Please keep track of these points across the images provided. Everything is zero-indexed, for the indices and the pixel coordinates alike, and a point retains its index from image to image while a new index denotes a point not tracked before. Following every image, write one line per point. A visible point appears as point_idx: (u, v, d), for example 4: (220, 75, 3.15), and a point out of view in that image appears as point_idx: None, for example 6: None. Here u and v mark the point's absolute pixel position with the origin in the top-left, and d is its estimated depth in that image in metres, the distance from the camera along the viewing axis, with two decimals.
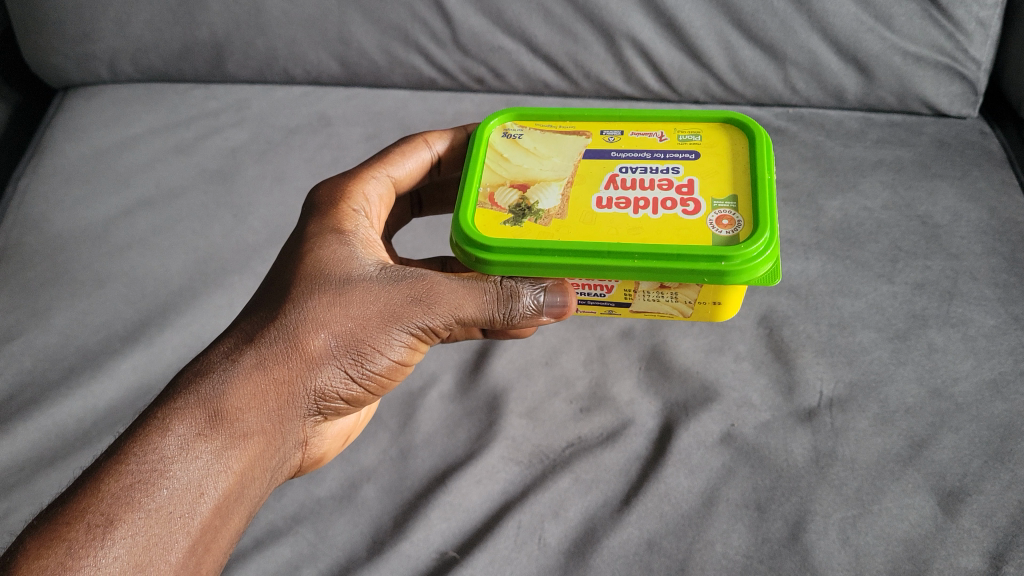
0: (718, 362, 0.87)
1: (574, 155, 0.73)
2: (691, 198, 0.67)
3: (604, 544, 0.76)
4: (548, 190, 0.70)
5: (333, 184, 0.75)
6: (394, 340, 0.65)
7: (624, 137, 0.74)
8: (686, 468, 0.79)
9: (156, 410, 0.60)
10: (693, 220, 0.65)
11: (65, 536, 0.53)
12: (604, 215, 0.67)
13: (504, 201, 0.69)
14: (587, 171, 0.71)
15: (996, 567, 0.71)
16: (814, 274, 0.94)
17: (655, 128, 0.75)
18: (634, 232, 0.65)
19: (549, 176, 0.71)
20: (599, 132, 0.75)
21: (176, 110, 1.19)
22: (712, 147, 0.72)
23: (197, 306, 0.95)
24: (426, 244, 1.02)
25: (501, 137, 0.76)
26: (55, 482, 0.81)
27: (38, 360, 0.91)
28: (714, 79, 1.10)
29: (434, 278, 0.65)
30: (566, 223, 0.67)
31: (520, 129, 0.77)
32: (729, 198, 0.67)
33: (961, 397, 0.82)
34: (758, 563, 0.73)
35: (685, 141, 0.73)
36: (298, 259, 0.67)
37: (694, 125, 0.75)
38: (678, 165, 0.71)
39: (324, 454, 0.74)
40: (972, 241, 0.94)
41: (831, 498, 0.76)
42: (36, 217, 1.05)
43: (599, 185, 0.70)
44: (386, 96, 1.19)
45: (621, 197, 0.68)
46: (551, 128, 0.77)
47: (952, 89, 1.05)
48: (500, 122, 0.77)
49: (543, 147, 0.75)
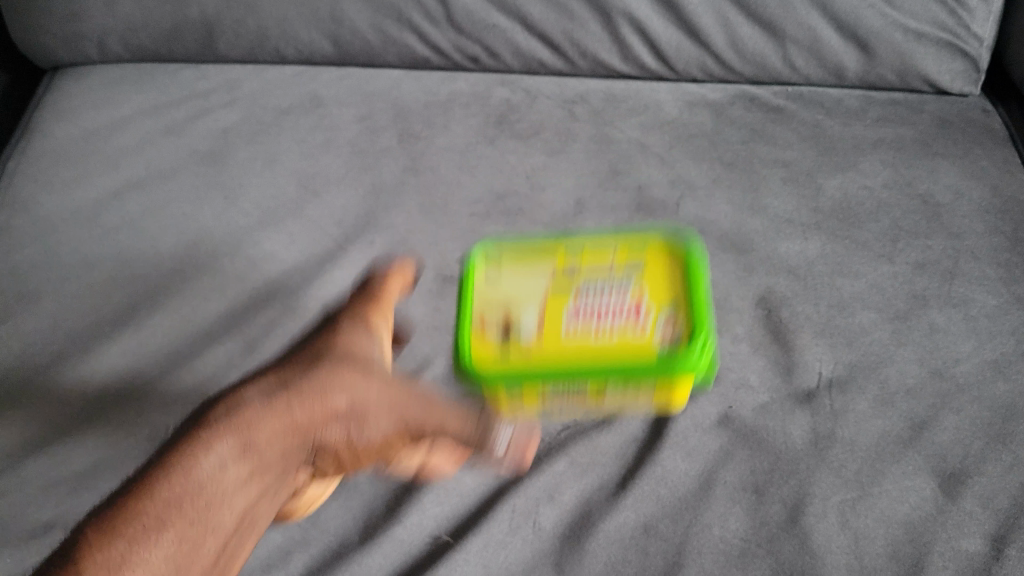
0: (716, 343, 0.86)
1: (545, 284, 0.80)
2: (642, 308, 0.76)
3: (600, 527, 0.74)
4: (528, 313, 0.77)
5: (340, 308, 0.75)
6: (387, 437, 0.65)
7: (585, 266, 0.81)
8: (684, 451, 0.78)
9: (197, 429, 0.58)
10: (643, 331, 0.74)
11: (121, 536, 0.51)
12: (575, 331, 0.74)
13: (489, 322, 0.77)
14: (562, 298, 0.77)
15: (998, 550, 0.70)
16: (813, 255, 0.92)
17: (609, 255, 0.82)
18: (597, 334, 0.73)
19: (529, 294, 0.79)
20: (564, 257, 0.82)
21: (166, 91, 1.17)
22: (657, 272, 0.80)
23: (188, 289, 0.94)
24: (417, 226, 0.99)
25: (484, 274, 0.82)
26: (44, 468, 0.80)
27: (27, 344, 0.89)
28: (712, 56, 1.08)
29: (430, 402, 0.67)
30: (543, 347, 0.73)
31: (498, 267, 0.82)
32: (674, 301, 0.77)
33: (962, 378, 0.81)
34: (757, 546, 0.72)
35: (634, 262, 0.81)
36: (322, 341, 0.67)
37: (641, 245, 0.82)
38: (631, 278, 0.79)
39: (292, 511, 0.73)
40: (973, 220, 0.93)
41: (831, 481, 0.75)
42: (26, 198, 1.03)
43: (569, 305, 0.77)
44: (380, 76, 1.17)
45: (588, 311, 0.76)
46: (523, 261, 0.83)
47: (954, 66, 1.04)
48: (482, 258, 0.83)
49: (520, 278, 0.81)
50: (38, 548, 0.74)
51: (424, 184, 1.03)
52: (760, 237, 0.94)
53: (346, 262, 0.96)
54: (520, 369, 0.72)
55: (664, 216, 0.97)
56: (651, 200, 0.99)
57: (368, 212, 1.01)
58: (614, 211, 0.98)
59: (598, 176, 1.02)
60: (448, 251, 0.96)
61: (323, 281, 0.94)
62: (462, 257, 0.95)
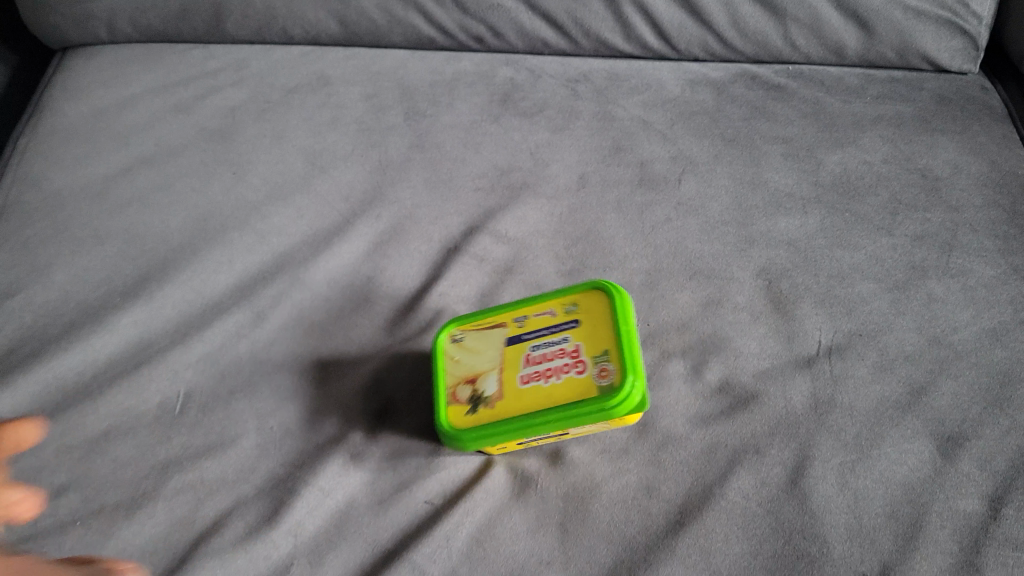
0: (717, 313, 0.87)
1: (500, 349, 0.79)
2: (580, 358, 0.75)
3: (605, 489, 0.75)
4: (489, 380, 0.76)
5: None
6: None
7: (530, 324, 0.80)
8: (685, 417, 0.80)
9: None
10: (585, 381, 0.73)
11: None
12: (531, 390, 0.74)
13: (459, 396, 0.76)
14: (510, 355, 0.78)
15: (995, 510, 0.71)
16: (813, 228, 0.94)
17: (548, 305, 0.81)
18: (550, 395, 0.73)
19: (488, 365, 0.78)
20: (516, 325, 0.81)
21: (175, 71, 1.19)
22: (591, 315, 0.78)
23: (197, 262, 0.95)
24: (424, 201, 1.01)
25: (450, 344, 0.81)
26: (58, 433, 0.81)
27: (39, 315, 0.91)
28: (714, 35, 1.10)
29: None
30: (504, 404, 0.74)
31: (462, 336, 0.81)
32: (605, 353, 0.74)
33: (961, 345, 0.82)
34: (759, 506, 0.73)
35: (567, 312, 0.80)
36: None
37: (572, 295, 0.81)
38: (567, 333, 0.77)
39: None
40: (972, 193, 0.94)
41: (831, 444, 0.76)
42: (37, 175, 1.05)
43: (519, 363, 0.76)
44: (386, 56, 1.19)
45: (537, 370, 0.75)
46: (482, 328, 0.82)
47: (953, 44, 1.05)
48: (448, 332, 0.82)
49: (479, 347, 0.80)
50: (53, 511, 0.76)
51: (429, 161, 1.05)
52: (760, 211, 0.96)
53: (353, 236, 0.97)
54: (490, 433, 0.72)
55: (665, 191, 0.99)
56: (653, 176, 1.01)
57: (374, 187, 1.02)
58: (616, 185, 1.00)
59: (600, 152, 1.04)
60: (453, 224, 0.98)
61: (331, 254, 0.95)
62: (467, 231, 0.97)
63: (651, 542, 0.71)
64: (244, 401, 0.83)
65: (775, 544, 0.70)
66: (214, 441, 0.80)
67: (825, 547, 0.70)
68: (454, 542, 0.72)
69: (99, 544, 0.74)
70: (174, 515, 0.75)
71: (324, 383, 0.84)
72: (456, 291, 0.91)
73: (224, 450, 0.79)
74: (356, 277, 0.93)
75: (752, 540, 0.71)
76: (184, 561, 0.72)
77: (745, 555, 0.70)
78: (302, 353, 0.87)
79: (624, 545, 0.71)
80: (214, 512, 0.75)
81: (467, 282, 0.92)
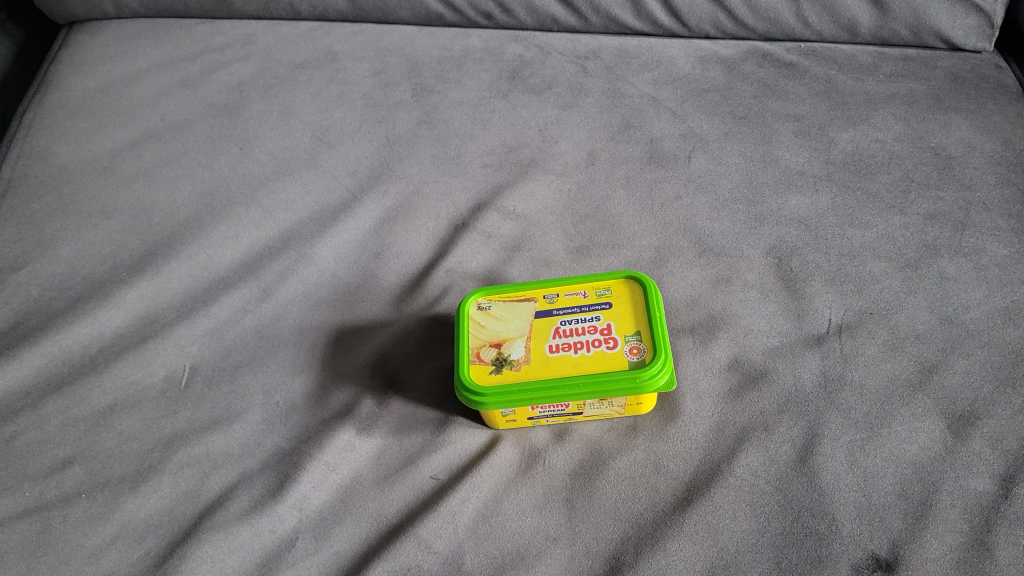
0: (727, 291, 0.86)
1: (529, 317, 0.80)
2: (610, 335, 0.77)
3: (612, 466, 0.74)
4: (517, 345, 0.77)
5: None
6: None
7: (560, 299, 0.81)
8: (693, 394, 0.79)
9: None
10: (616, 358, 0.75)
11: None
12: (560, 358, 0.75)
13: (484, 356, 0.76)
14: (540, 324, 0.79)
15: (1007, 489, 0.69)
16: (824, 207, 0.93)
17: (578, 287, 0.82)
18: (579, 366, 0.74)
19: (515, 331, 0.78)
20: (544, 298, 0.82)
21: (181, 46, 1.18)
22: (621, 301, 0.80)
23: (203, 237, 0.95)
24: (433, 176, 1.00)
25: (476, 310, 0.81)
26: (63, 406, 0.81)
27: (44, 289, 0.90)
28: (725, 12, 1.09)
29: None
30: (533, 369, 0.75)
31: (488, 302, 0.82)
32: (636, 335, 0.76)
33: (973, 324, 0.80)
34: (766, 484, 0.72)
35: (599, 296, 0.81)
36: None
37: (603, 281, 0.82)
38: (597, 314, 0.79)
39: None
40: (985, 172, 0.93)
41: (840, 422, 0.75)
42: (43, 148, 1.04)
43: (549, 333, 0.78)
44: (393, 33, 1.18)
45: (567, 342, 0.77)
46: (509, 298, 0.82)
47: (968, 22, 1.03)
48: (474, 298, 0.82)
49: (506, 313, 0.80)
50: (57, 483, 0.76)
51: (437, 137, 1.04)
52: (770, 189, 0.95)
53: (359, 212, 0.96)
54: (517, 393, 0.73)
55: (674, 168, 0.98)
56: (663, 153, 1.00)
57: (381, 163, 1.02)
58: (625, 162, 1.00)
59: (609, 130, 1.03)
60: (460, 201, 0.97)
61: (337, 230, 0.94)
62: (475, 208, 0.96)
63: (658, 518, 0.70)
64: (250, 375, 0.83)
65: (782, 522, 0.69)
66: (219, 415, 0.80)
67: (833, 524, 0.68)
68: (460, 517, 0.71)
69: (104, 517, 0.73)
70: (179, 489, 0.75)
71: (330, 358, 0.84)
72: (462, 267, 0.90)
73: (229, 424, 0.79)
74: (362, 253, 0.93)
75: (760, 518, 0.69)
76: (189, 533, 0.72)
77: (752, 532, 0.69)
78: (309, 328, 0.86)
79: (631, 521, 0.70)
80: (220, 485, 0.75)
81: (474, 259, 0.91)
